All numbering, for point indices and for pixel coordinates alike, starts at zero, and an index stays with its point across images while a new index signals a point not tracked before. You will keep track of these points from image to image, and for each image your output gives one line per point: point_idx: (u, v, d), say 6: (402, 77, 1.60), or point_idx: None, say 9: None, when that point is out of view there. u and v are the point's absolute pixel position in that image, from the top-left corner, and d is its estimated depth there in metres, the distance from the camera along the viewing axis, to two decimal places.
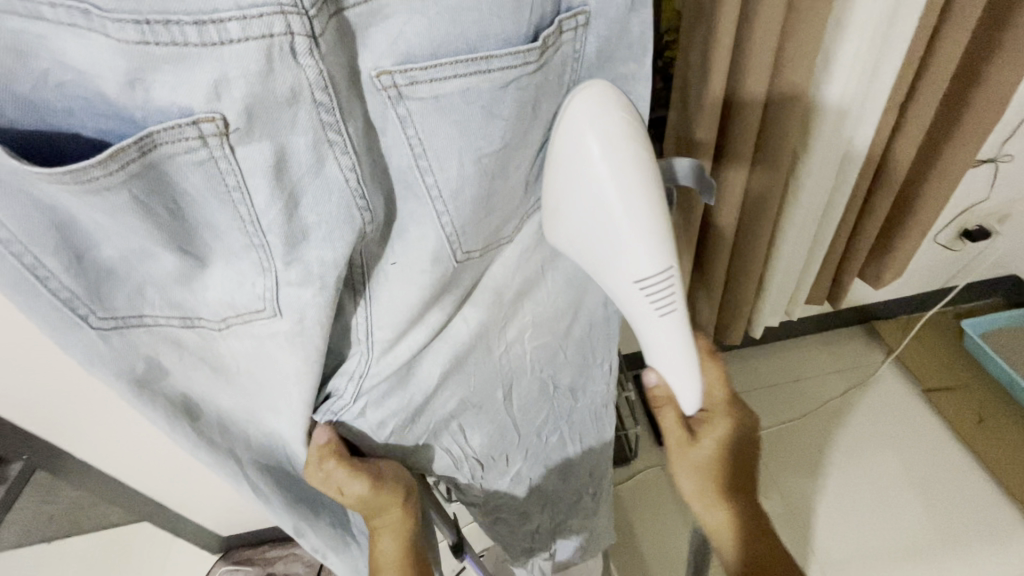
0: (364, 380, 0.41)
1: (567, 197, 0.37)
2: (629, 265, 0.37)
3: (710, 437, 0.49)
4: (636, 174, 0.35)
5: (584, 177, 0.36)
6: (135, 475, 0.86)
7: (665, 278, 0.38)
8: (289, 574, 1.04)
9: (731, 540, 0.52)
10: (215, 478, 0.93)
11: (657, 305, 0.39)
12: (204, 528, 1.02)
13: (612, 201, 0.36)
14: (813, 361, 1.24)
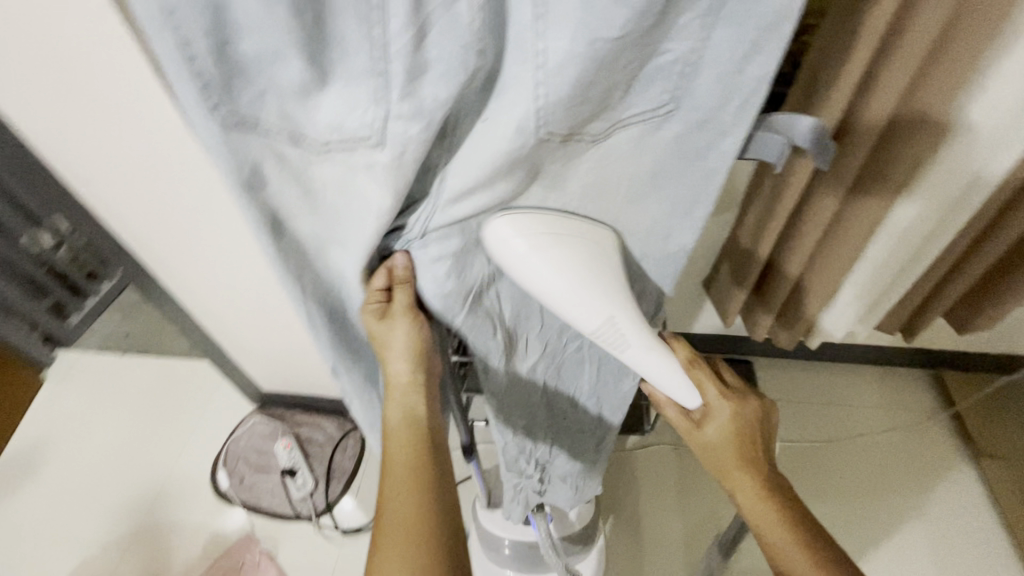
0: (429, 224, 0.45)
1: (524, 268, 0.46)
2: (578, 319, 0.47)
3: (718, 429, 0.53)
4: (560, 258, 0.45)
5: (510, 258, 0.45)
6: (200, 315, 0.96)
7: (607, 322, 0.47)
8: (310, 438, 1.15)
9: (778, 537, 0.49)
10: (263, 340, 1.01)
11: (612, 342, 0.49)
12: (249, 380, 1.15)
13: (547, 271, 0.46)
14: (860, 389, 1.18)
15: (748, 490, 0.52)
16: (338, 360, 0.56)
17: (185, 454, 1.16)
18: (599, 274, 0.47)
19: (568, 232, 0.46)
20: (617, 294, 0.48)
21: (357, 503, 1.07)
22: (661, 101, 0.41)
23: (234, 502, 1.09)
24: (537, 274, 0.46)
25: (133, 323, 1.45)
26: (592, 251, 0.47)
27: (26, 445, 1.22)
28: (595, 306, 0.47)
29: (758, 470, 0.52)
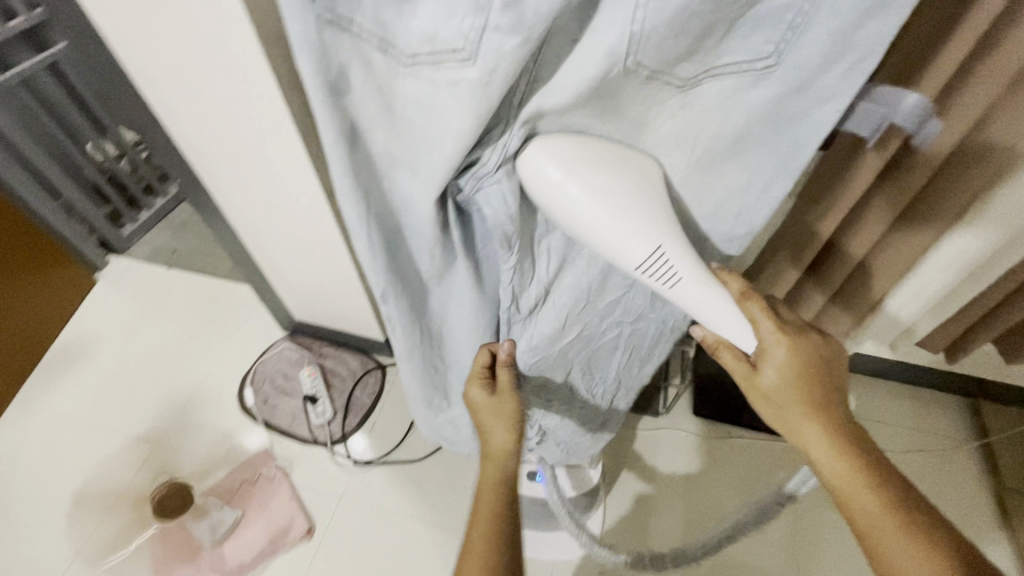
0: (504, 160, 0.46)
1: (572, 208, 0.44)
2: (623, 255, 0.45)
3: (777, 371, 0.49)
4: (594, 181, 0.44)
5: (563, 203, 0.44)
6: (248, 234, 1.00)
7: (655, 255, 0.45)
8: (334, 371, 1.19)
9: (856, 489, 0.45)
10: (303, 268, 1.05)
11: (661, 280, 0.47)
12: (284, 305, 1.19)
13: (575, 194, 0.44)
14: (889, 408, 1.14)
15: (813, 439, 0.48)
16: (386, 289, 0.57)
17: (216, 367, 1.23)
18: (647, 199, 0.46)
19: (603, 152, 0.46)
20: (665, 219, 0.46)
21: (369, 441, 1.11)
22: (765, 51, 0.40)
23: (256, 421, 1.14)
24: (593, 214, 0.44)
25: (180, 241, 1.50)
26: (637, 173, 0.46)
27: (75, 337, 1.30)
28: (642, 232, 0.45)
29: (824, 416, 0.49)
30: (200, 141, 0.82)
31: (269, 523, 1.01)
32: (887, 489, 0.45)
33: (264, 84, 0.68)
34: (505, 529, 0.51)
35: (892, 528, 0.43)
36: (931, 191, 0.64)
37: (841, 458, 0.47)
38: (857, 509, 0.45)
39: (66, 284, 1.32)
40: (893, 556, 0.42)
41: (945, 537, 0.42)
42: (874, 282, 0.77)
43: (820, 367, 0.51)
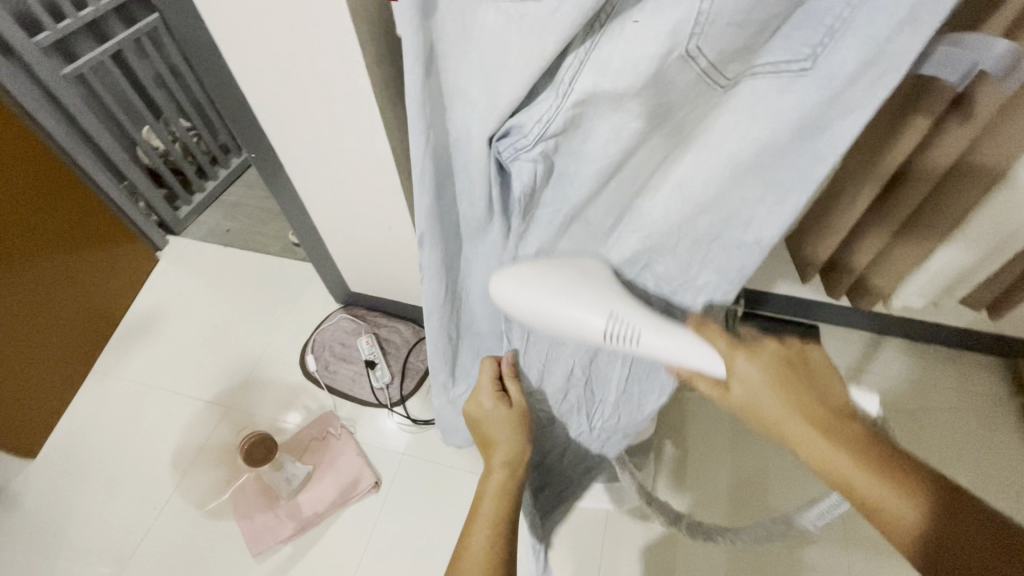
0: (548, 127, 0.43)
1: (532, 301, 0.51)
2: (581, 322, 0.50)
3: (748, 377, 0.48)
4: (549, 279, 0.51)
5: (529, 304, 0.51)
6: (315, 206, 1.07)
7: (608, 318, 0.50)
8: (389, 338, 1.26)
9: (867, 480, 0.41)
10: (364, 237, 1.12)
11: (620, 333, 0.50)
12: (342, 276, 1.26)
13: (547, 284, 0.51)
14: (930, 369, 1.17)
15: (791, 425, 0.46)
16: (425, 232, 0.55)
17: (279, 336, 1.30)
18: (585, 286, 0.51)
19: (557, 265, 0.53)
20: (612, 294, 0.51)
21: (425, 402, 1.18)
22: (802, 53, 0.40)
23: (320, 385, 1.21)
24: (545, 300, 0.51)
25: (234, 220, 1.58)
26: (579, 268, 0.53)
27: (145, 310, 1.39)
28: (594, 306, 0.50)
29: (805, 408, 0.46)
30: (281, 113, 0.89)
31: (339, 477, 1.09)
32: (879, 454, 0.42)
33: (347, 56, 0.74)
34: (506, 535, 0.58)
35: (884, 490, 0.40)
36: (994, 125, 0.69)
37: (822, 440, 0.44)
38: (848, 481, 0.42)
39: (135, 260, 1.40)
40: (886, 516, 0.40)
41: (943, 489, 0.39)
42: (935, 216, 0.82)
43: (787, 363, 0.49)
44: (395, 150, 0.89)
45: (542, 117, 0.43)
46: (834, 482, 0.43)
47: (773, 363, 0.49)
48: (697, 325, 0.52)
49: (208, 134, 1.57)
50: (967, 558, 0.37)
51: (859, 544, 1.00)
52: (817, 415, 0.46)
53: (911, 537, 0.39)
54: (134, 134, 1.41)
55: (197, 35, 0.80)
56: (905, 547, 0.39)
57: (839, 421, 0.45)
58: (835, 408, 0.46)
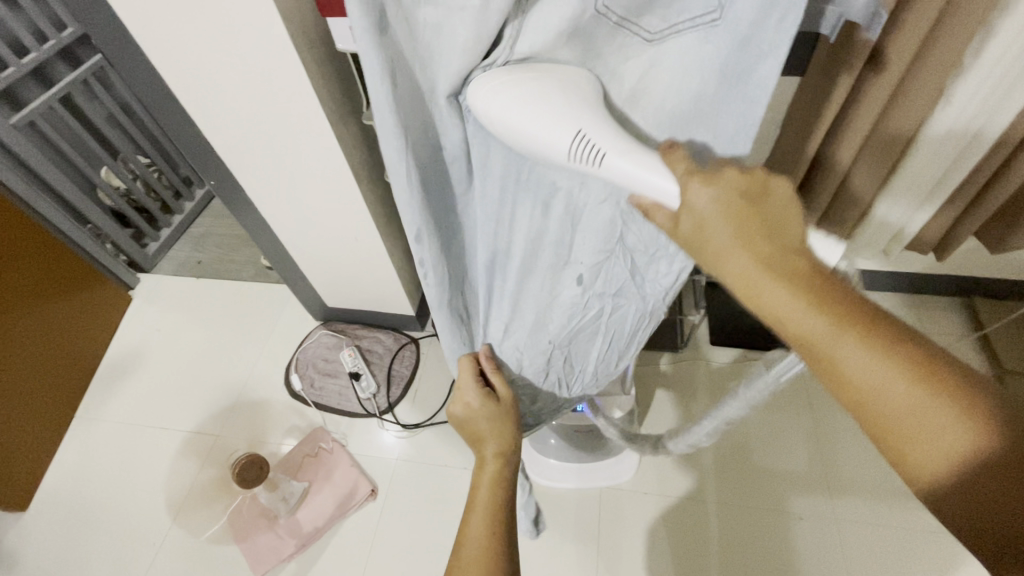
0: (497, 82, 0.47)
1: (503, 110, 0.44)
2: (545, 140, 0.43)
3: (699, 209, 0.40)
4: (528, 86, 0.44)
5: (500, 117, 0.44)
6: (281, 226, 1.09)
7: (575, 136, 0.42)
8: (371, 348, 1.27)
9: (875, 383, 0.34)
10: (333, 252, 1.13)
11: (587, 156, 0.42)
12: (317, 294, 1.28)
13: (536, 85, 0.44)
14: (892, 312, 1.23)
15: (759, 281, 0.37)
16: (422, 227, 0.57)
17: (261, 360, 1.31)
18: (557, 94, 0.43)
19: (546, 78, 0.44)
20: (582, 106, 0.43)
21: (414, 405, 1.20)
22: (709, 7, 0.42)
23: (308, 403, 1.22)
24: (517, 106, 0.43)
25: (203, 252, 1.58)
26: (558, 82, 0.44)
27: (123, 351, 1.38)
28: (562, 122, 0.42)
29: (785, 266, 0.37)
30: (236, 139, 0.90)
31: (336, 490, 1.10)
32: (889, 335, 0.34)
33: (293, 75, 0.76)
34: (503, 537, 0.59)
35: (901, 385, 0.33)
36: (914, 73, 0.73)
37: (816, 314, 0.35)
38: (849, 371, 0.34)
39: (107, 302, 1.39)
40: (910, 420, 0.33)
41: (971, 380, 0.33)
42: (869, 168, 0.87)
43: (748, 198, 0.40)
44: (352, 162, 0.91)
45: (490, 76, 0.47)
46: (831, 372, 0.35)
47: (733, 200, 0.39)
48: (659, 151, 0.43)
49: (169, 170, 1.57)
50: (1010, 460, 0.31)
51: (842, 486, 1.05)
52: (805, 280, 0.36)
53: (936, 445, 0.33)
54: (92, 174, 1.40)
55: (140, 71, 0.81)
56: (925, 451, 0.33)
57: (830, 289, 0.36)
58: (817, 271, 0.37)
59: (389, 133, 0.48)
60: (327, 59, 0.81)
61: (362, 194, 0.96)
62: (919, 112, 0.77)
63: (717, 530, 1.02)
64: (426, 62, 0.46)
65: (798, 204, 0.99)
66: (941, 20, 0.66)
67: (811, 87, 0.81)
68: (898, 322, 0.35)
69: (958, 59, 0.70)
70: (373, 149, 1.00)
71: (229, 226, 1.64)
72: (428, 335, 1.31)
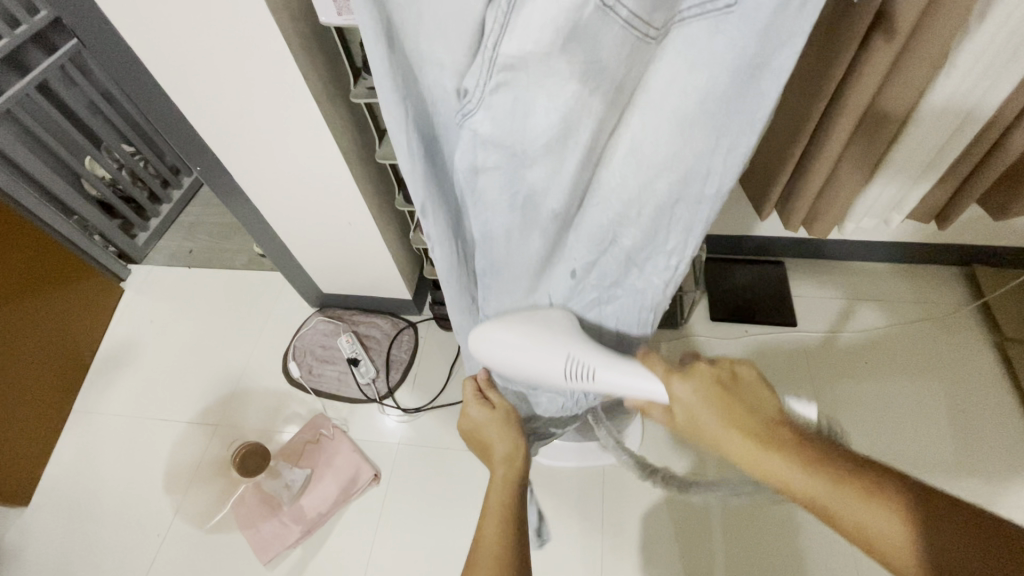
0: (487, 89, 0.43)
1: (509, 355, 0.62)
2: (545, 364, 0.60)
3: (687, 402, 0.54)
4: (516, 330, 0.63)
5: (499, 354, 0.63)
6: (271, 212, 1.06)
7: (570, 361, 0.59)
8: (369, 334, 1.26)
9: (841, 508, 0.42)
10: (326, 236, 1.11)
11: (573, 372, 0.59)
12: (312, 280, 1.26)
13: (513, 336, 0.62)
14: (893, 283, 1.22)
15: (750, 452, 0.48)
16: (427, 200, 0.55)
17: (257, 348, 1.30)
18: (547, 334, 0.62)
19: (522, 326, 0.63)
20: (566, 343, 0.61)
21: (414, 389, 1.20)
22: None
23: (307, 390, 1.21)
24: (517, 350, 0.62)
25: (194, 241, 1.55)
26: (542, 321, 0.64)
27: (117, 343, 1.36)
28: (553, 351, 0.60)
29: (751, 430, 0.50)
30: (219, 122, 0.87)
31: (338, 476, 1.10)
32: (832, 467, 0.44)
33: (275, 54, 0.73)
34: (517, 541, 0.58)
35: (853, 501, 0.42)
36: (918, 38, 0.71)
37: (771, 459, 0.47)
38: (806, 496, 0.44)
39: (98, 295, 1.37)
40: (865, 526, 0.41)
41: (903, 485, 0.41)
42: (870, 138, 0.85)
43: (719, 382, 0.54)
44: (340, 143, 0.89)
45: (476, 84, 0.43)
46: (798, 497, 0.45)
47: (708, 388, 0.54)
48: (641, 359, 0.60)
49: (154, 157, 1.54)
50: (954, 545, 0.38)
51: None
52: (760, 433, 0.49)
53: (890, 546, 0.40)
54: (75, 164, 1.36)
55: (113, 53, 0.77)
56: (890, 557, 0.40)
57: (791, 438, 0.48)
58: (781, 426, 0.49)
59: (387, 108, 0.47)
60: (310, 36, 0.78)
61: (353, 177, 0.94)
62: (922, 78, 0.74)
63: (719, 505, 1.03)
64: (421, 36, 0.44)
65: (799, 176, 0.97)
66: None
67: (813, 54, 0.78)
68: (844, 451, 0.46)
69: (964, 21, 0.67)
70: (363, 130, 0.97)
71: (219, 213, 1.61)
72: (426, 319, 1.30)
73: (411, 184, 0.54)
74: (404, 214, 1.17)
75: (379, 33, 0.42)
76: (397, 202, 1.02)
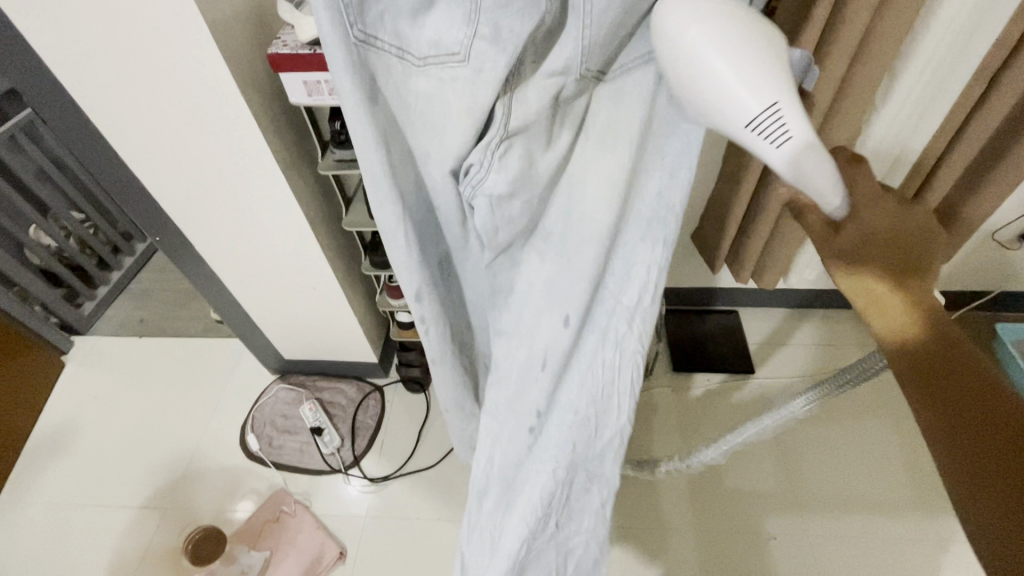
0: (494, 163, 0.44)
1: (701, 44, 0.37)
2: (732, 105, 0.37)
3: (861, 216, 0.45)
4: (755, 65, 0.37)
5: (686, 49, 0.37)
6: (234, 279, 1.05)
7: (770, 109, 0.37)
8: (333, 401, 1.22)
9: (922, 354, 0.42)
10: (289, 302, 1.09)
11: (772, 130, 0.38)
12: (274, 346, 1.22)
13: (737, 59, 0.37)
14: (838, 328, 1.30)
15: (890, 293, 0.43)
16: (420, 286, 0.55)
17: (213, 420, 1.23)
18: (762, 47, 0.37)
19: (738, 16, 0.38)
20: (783, 72, 0.38)
21: (381, 456, 1.16)
22: (656, 50, 0.44)
23: (266, 463, 1.15)
24: (721, 43, 0.37)
25: (147, 308, 1.49)
26: (755, 33, 0.38)
27: (55, 421, 1.26)
28: (764, 76, 0.37)
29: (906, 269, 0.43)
30: (184, 192, 0.87)
31: (301, 556, 1.03)
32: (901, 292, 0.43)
33: (248, 130, 0.76)
34: None
35: (929, 349, 0.41)
36: (835, 111, 0.81)
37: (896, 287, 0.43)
38: (905, 337, 0.43)
39: (38, 370, 1.28)
40: (918, 366, 0.42)
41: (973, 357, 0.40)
42: None
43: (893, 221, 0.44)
44: (307, 211, 0.90)
45: (481, 159, 0.45)
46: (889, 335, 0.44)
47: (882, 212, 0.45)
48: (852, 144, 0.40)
49: (106, 224, 1.50)
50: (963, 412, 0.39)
51: (812, 501, 1.07)
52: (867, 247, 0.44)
53: (922, 383, 0.41)
54: (20, 234, 1.31)
55: (77, 128, 0.77)
56: (924, 392, 0.41)
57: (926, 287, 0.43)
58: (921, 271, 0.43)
59: (382, 199, 0.49)
60: (281, 110, 0.81)
61: (320, 244, 0.95)
62: (841, 147, 0.84)
63: (694, 556, 1.02)
64: (417, 135, 0.46)
65: (744, 231, 1.04)
66: (855, 65, 0.74)
67: None
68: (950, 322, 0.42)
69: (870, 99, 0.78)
70: (330, 197, 0.99)
71: (174, 280, 1.56)
72: (393, 382, 1.27)
73: (416, 267, 0.54)
74: (370, 277, 1.17)
75: (376, 134, 0.45)
76: (364, 266, 1.02)
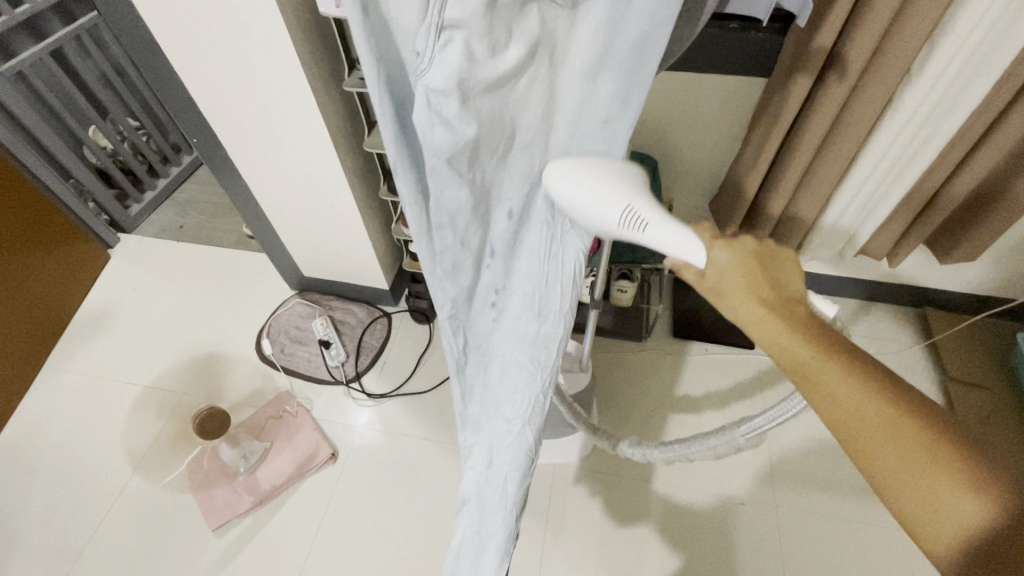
0: (438, 51, 0.43)
1: (572, 189, 0.48)
2: (598, 211, 0.47)
3: (729, 270, 0.43)
4: (610, 185, 0.47)
5: (565, 188, 0.49)
6: (260, 193, 1.11)
7: (624, 210, 0.46)
8: (343, 320, 1.30)
9: (933, 479, 0.35)
10: (309, 220, 1.15)
11: (633, 225, 0.46)
12: (294, 263, 1.30)
13: (592, 185, 0.48)
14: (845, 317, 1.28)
15: (857, 405, 0.37)
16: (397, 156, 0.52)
17: (234, 324, 1.33)
18: (614, 177, 0.48)
19: (601, 165, 0.49)
20: (630, 189, 0.48)
21: (380, 376, 1.23)
22: None
23: (276, 367, 1.24)
24: (581, 185, 0.48)
25: (186, 217, 1.59)
26: (607, 167, 0.49)
27: (96, 308, 1.38)
28: (612, 196, 0.47)
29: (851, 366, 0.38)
30: (217, 99, 0.91)
31: (296, 452, 1.12)
32: (883, 381, 0.37)
33: (277, 41, 0.79)
34: None
35: (932, 474, 0.35)
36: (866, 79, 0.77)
37: (861, 391, 0.37)
38: (894, 464, 0.36)
39: (84, 259, 1.40)
40: (926, 504, 0.35)
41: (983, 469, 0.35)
42: (823, 175, 0.90)
43: (763, 261, 0.44)
44: (331, 129, 0.94)
45: (425, 47, 0.43)
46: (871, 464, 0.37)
47: (750, 260, 0.43)
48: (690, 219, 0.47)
49: (156, 133, 1.59)
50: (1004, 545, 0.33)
51: (785, 477, 1.08)
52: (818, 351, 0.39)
53: (951, 523, 0.35)
54: (80, 132, 1.41)
55: (123, 24, 0.81)
56: (937, 533, 0.35)
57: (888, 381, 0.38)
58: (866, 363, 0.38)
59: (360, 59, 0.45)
60: (312, 25, 0.84)
61: (340, 164, 0.99)
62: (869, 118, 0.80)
63: (659, 511, 1.05)
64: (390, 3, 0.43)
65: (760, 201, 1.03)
66: (891, 30, 0.71)
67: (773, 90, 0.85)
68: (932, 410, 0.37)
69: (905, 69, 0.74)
70: (354, 120, 1.02)
71: (213, 194, 1.66)
72: (401, 311, 1.34)
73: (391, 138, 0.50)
74: (388, 206, 1.21)
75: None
76: (381, 191, 1.07)
